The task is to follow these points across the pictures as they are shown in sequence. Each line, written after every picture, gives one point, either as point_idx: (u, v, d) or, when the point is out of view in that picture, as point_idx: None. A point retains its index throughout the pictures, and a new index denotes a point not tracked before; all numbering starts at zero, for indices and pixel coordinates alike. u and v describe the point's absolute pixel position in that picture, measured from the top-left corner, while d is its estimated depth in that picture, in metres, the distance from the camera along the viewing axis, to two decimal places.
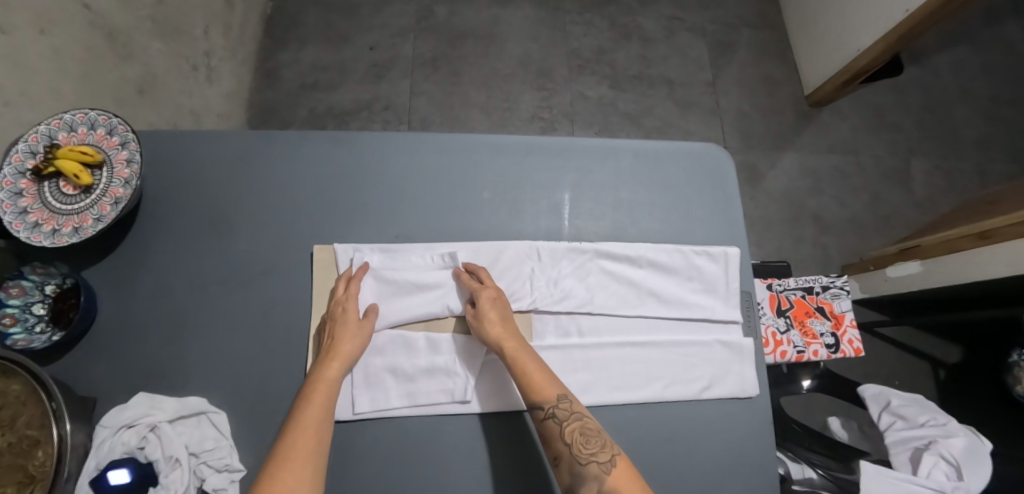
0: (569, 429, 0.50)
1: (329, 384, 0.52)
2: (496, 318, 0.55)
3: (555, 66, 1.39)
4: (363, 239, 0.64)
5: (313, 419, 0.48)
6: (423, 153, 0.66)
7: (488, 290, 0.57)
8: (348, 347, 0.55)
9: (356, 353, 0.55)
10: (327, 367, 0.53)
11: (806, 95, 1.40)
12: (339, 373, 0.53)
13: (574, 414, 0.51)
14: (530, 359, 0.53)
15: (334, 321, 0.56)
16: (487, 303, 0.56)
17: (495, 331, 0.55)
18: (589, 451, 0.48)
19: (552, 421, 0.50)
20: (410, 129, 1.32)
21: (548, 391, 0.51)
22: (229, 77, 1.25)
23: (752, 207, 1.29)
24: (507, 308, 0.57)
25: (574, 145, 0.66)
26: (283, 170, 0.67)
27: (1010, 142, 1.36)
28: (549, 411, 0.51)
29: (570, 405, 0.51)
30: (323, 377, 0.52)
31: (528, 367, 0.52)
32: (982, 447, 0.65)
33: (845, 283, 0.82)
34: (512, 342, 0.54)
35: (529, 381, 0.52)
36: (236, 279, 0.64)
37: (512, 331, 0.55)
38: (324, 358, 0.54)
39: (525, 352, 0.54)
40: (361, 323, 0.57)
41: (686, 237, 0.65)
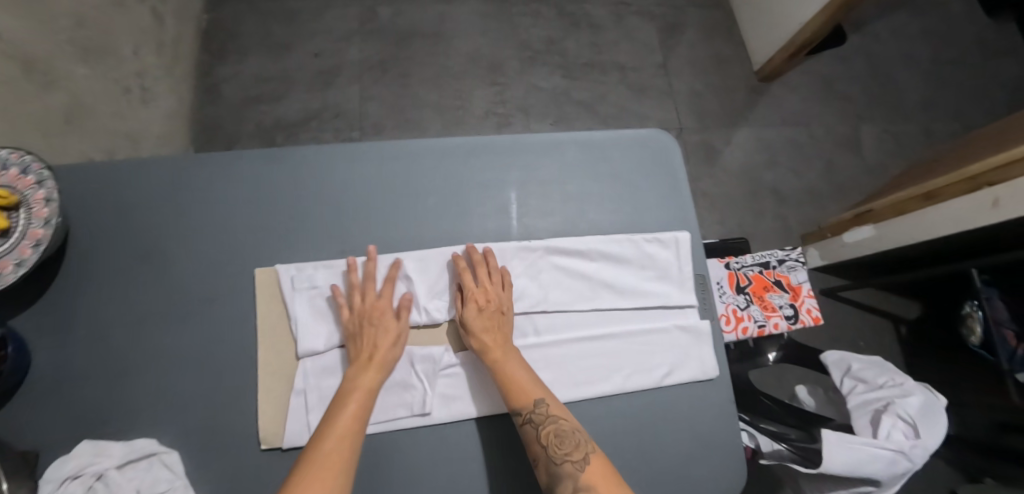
0: (545, 432, 0.50)
1: (366, 393, 0.52)
2: (482, 325, 0.55)
3: (506, 60, 1.38)
4: (306, 257, 0.61)
5: (348, 427, 0.49)
6: (364, 163, 0.64)
7: (481, 291, 0.57)
8: (384, 355, 0.55)
9: (392, 360, 0.55)
10: (363, 374, 0.53)
11: (755, 70, 1.42)
12: (377, 381, 0.54)
13: (551, 417, 0.51)
14: (513, 365, 0.53)
15: (373, 323, 0.56)
16: (471, 308, 0.56)
17: (480, 339, 0.54)
18: (563, 450, 0.49)
19: (529, 426, 0.51)
20: (363, 135, 1.29)
21: (526, 397, 0.52)
22: (167, 97, 1.20)
23: (712, 185, 1.31)
24: (499, 309, 0.57)
25: (517, 143, 0.65)
26: (216, 193, 0.64)
27: (951, 101, 1.41)
28: (526, 416, 0.51)
29: (546, 409, 0.51)
30: (360, 385, 0.53)
31: (511, 373, 0.53)
32: (936, 403, 0.67)
33: (799, 254, 0.84)
34: (496, 350, 0.54)
35: (509, 388, 0.52)
36: (177, 312, 0.61)
37: (503, 334, 0.55)
38: (359, 366, 0.54)
39: (510, 358, 0.54)
40: (396, 329, 0.56)
41: (636, 224, 0.65)
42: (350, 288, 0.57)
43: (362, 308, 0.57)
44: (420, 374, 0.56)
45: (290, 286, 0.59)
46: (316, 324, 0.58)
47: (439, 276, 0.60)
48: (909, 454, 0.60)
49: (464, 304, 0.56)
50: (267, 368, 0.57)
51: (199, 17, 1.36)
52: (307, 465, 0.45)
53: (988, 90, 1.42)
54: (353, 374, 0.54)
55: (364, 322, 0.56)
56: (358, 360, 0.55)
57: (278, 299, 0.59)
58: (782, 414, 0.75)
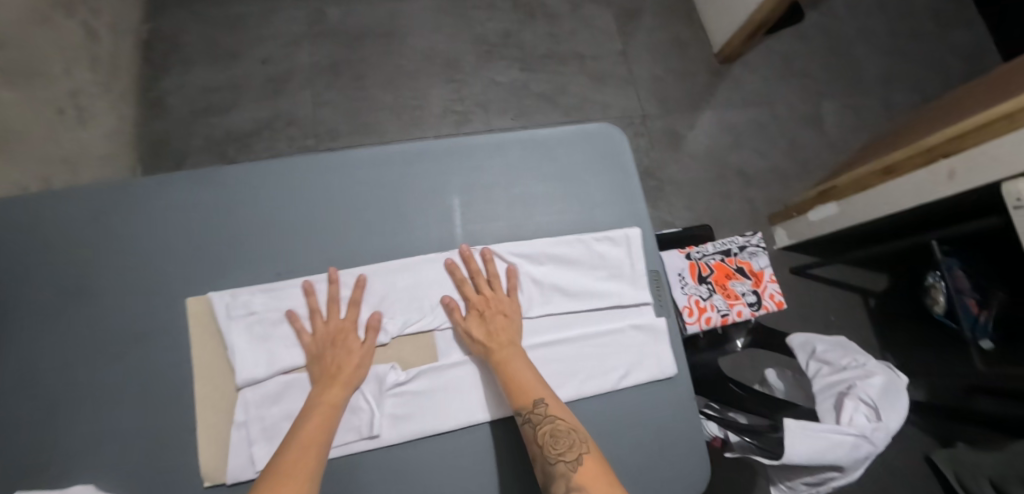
0: (542, 432, 0.48)
1: (331, 408, 0.50)
2: (485, 332, 0.55)
3: (462, 55, 1.34)
4: (242, 282, 0.58)
5: (309, 440, 0.47)
6: (298, 178, 0.61)
7: (482, 299, 0.57)
8: (349, 372, 0.53)
9: (359, 377, 0.54)
10: (328, 391, 0.52)
11: (715, 52, 1.41)
12: (342, 397, 0.52)
13: (549, 417, 0.49)
14: (515, 364, 0.52)
15: (335, 344, 0.54)
16: (471, 318, 0.56)
17: (483, 345, 0.54)
18: (557, 451, 0.47)
19: (527, 425, 0.49)
20: (319, 142, 1.24)
21: (526, 395, 0.50)
22: (107, 114, 1.13)
23: (678, 170, 1.30)
24: (502, 313, 0.57)
25: (459, 148, 0.63)
26: (144, 221, 0.60)
27: (909, 73, 1.42)
28: (525, 416, 0.49)
29: (544, 409, 0.49)
30: (325, 400, 0.51)
31: (514, 373, 0.52)
32: (898, 383, 0.66)
33: (760, 239, 0.82)
34: (501, 352, 0.54)
35: (510, 388, 0.51)
36: (108, 350, 0.57)
37: (507, 335, 0.55)
38: (324, 383, 0.52)
39: (513, 358, 0.53)
40: (361, 346, 0.55)
41: (585, 223, 0.64)
42: (311, 313, 0.56)
43: (325, 327, 0.55)
44: (368, 396, 0.54)
45: (225, 315, 0.55)
46: (253, 351, 0.55)
47: (385, 292, 0.58)
48: (871, 437, 0.59)
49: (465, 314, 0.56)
50: (206, 401, 0.54)
51: (138, 26, 1.28)
52: (268, 475, 0.43)
53: (944, 60, 1.43)
54: (317, 392, 0.52)
55: (328, 341, 0.54)
56: (323, 377, 0.53)
57: (214, 329, 0.56)
58: (746, 399, 0.75)
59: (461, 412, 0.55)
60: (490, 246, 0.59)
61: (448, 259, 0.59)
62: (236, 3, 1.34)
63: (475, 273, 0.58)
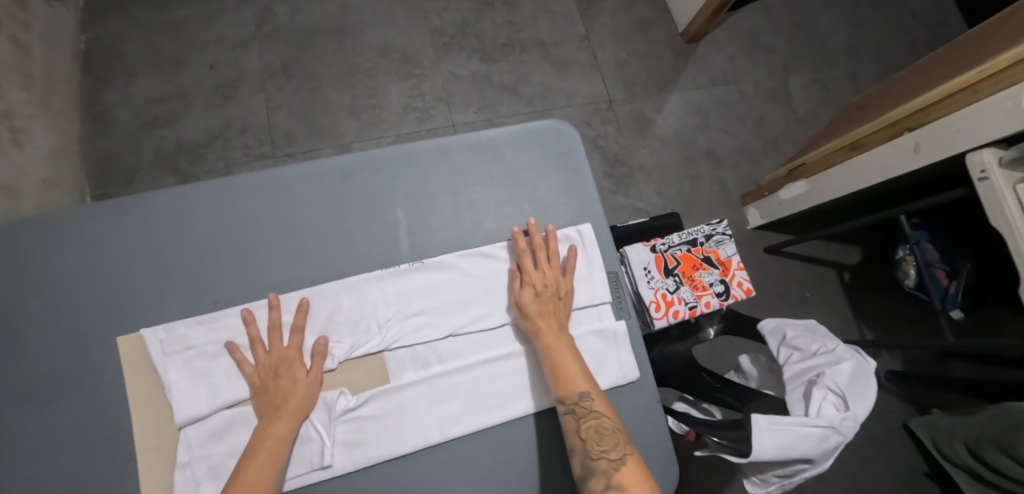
0: (585, 426, 0.49)
1: (276, 443, 0.48)
2: (538, 309, 0.55)
3: (419, 49, 1.29)
4: (177, 314, 0.55)
5: (251, 487, 0.44)
6: (230, 198, 0.57)
7: (539, 275, 0.57)
8: (297, 402, 0.50)
9: (306, 406, 0.51)
10: (274, 425, 0.49)
11: (680, 32, 1.37)
12: (289, 431, 0.49)
13: (593, 413, 0.49)
14: (561, 353, 0.53)
15: (279, 377, 0.51)
16: (528, 292, 0.56)
17: (535, 323, 0.55)
18: (601, 447, 0.47)
19: (569, 416, 0.50)
20: (276, 149, 1.19)
21: (571, 387, 0.51)
22: (46, 133, 1.04)
23: (647, 155, 1.27)
24: (556, 294, 0.57)
25: (400, 155, 0.60)
26: (65, 258, 0.55)
27: (873, 42, 1.40)
28: (570, 406, 0.50)
29: (589, 404, 0.50)
30: (271, 435, 0.48)
31: (562, 361, 0.53)
32: (868, 367, 0.64)
33: (727, 227, 0.80)
34: (550, 336, 0.54)
35: (557, 375, 0.52)
36: (35, 401, 0.52)
37: (557, 318, 0.56)
38: (270, 416, 0.49)
39: (560, 344, 0.54)
40: (307, 374, 0.52)
41: (536, 227, 0.62)
42: (251, 344, 0.52)
43: (270, 357, 0.52)
44: (318, 425, 0.51)
45: (160, 351, 0.52)
46: (193, 387, 0.52)
47: (334, 314, 0.55)
48: (841, 428, 0.57)
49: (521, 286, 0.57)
50: (146, 444, 0.51)
51: (75, 38, 1.20)
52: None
53: (907, 26, 1.42)
54: (263, 425, 0.49)
55: (271, 371, 0.51)
56: (268, 410, 0.50)
57: (149, 367, 0.53)
58: (719, 392, 0.73)
59: (418, 433, 0.53)
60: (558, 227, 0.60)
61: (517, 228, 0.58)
62: (178, 7, 1.26)
63: (530, 249, 0.58)
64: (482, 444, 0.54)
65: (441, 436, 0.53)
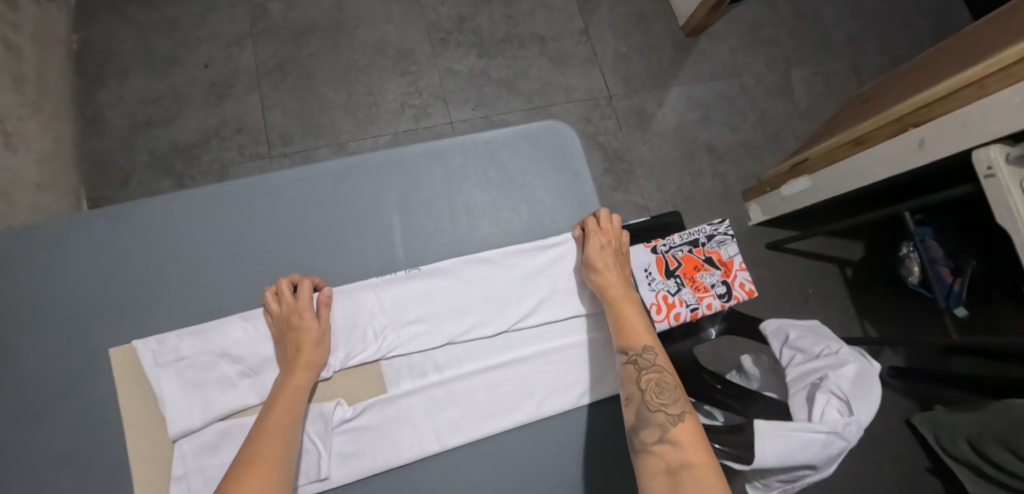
0: (646, 378, 0.49)
1: (295, 394, 0.48)
2: (604, 266, 0.57)
3: (416, 46, 1.27)
4: (169, 323, 0.54)
5: (270, 429, 0.44)
6: (221, 205, 0.56)
7: (603, 234, 0.59)
8: (310, 352, 0.50)
9: (320, 356, 0.51)
10: (292, 376, 0.49)
11: (680, 26, 1.35)
12: (305, 381, 0.50)
13: (655, 366, 0.50)
14: (626, 308, 0.54)
15: (292, 330, 0.51)
16: (596, 249, 0.58)
17: (602, 278, 0.56)
18: (659, 400, 0.47)
19: (631, 365, 0.50)
20: (272, 149, 1.18)
21: (635, 340, 0.52)
22: (41, 135, 1.02)
23: (647, 151, 1.26)
24: (621, 254, 0.59)
25: (395, 159, 0.59)
26: (54, 269, 0.54)
27: (877, 34, 1.38)
28: (631, 356, 0.51)
29: (651, 357, 0.50)
30: (288, 386, 0.49)
31: (625, 315, 0.54)
32: (872, 369, 0.63)
33: (728, 227, 0.78)
34: (615, 290, 0.56)
35: (622, 327, 0.53)
36: (26, 413, 0.51)
37: (620, 276, 0.57)
38: (286, 369, 0.50)
39: (625, 299, 0.55)
40: (318, 326, 0.52)
41: (534, 230, 0.62)
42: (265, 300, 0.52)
43: (281, 309, 0.52)
44: (314, 436, 0.50)
45: (153, 362, 0.51)
46: (185, 399, 0.51)
47: None
48: (844, 433, 0.56)
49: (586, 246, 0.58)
50: (140, 455, 0.51)
51: (67, 38, 1.18)
52: (237, 465, 0.40)
53: (910, 17, 1.40)
54: (282, 378, 0.49)
55: (284, 322, 0.51)
56: (285, 364, 0.50)
57: (142, 378, 0.52)
58: (721, 395, 0.72)
59: (415, 442, 0.52)
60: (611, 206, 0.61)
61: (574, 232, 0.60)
62: (171, 5, 1.24)
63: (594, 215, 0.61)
64: (480, 453, 0.53)
65: (439, 445, 0.52)
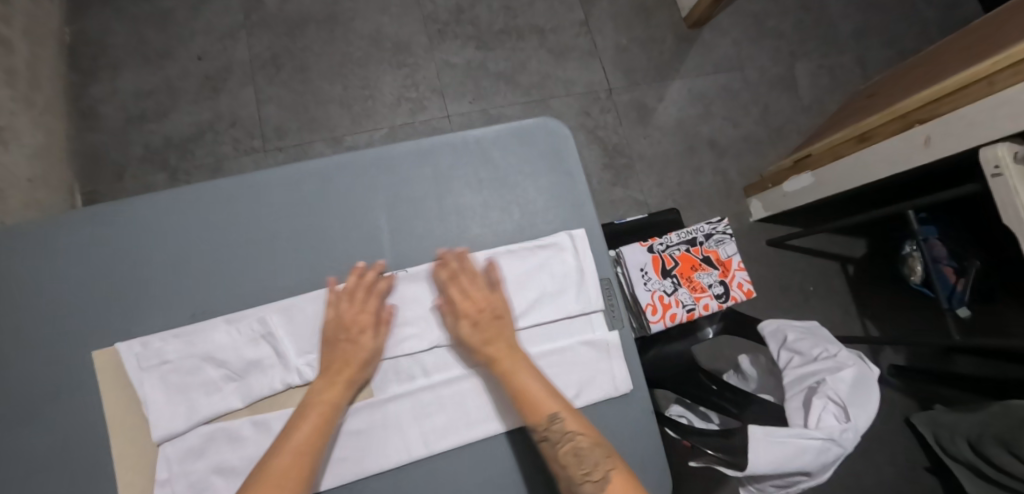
0: (564, 451, 0.48)
1: (329, 409, 0.49)
2: (483, 339, 0.53)
3: (412, 38, 1.25)
4: (153, 326, 0.53)
5: (297, 450, 0.45)
6: (205, 206, 0.55)
7: (471, 302, 0.54)
8: (356, 370, 0.51)
9: (363, 374, 0.52)
10: (331, 389, 0.50)
11: (683, 18, 1.32)
12: (342, 397, 0.50)
13: (568, 434, 0.49)
14: (523, 377, 0.51)
15: (345, 344, 0.51)
16: (465, 323, 0.53)
17: (485, 349, 0.53)
18: (583, 471, 0.47)
19: (546, 443, 0.49)
20: (267, 143, 1.16)
21: (541, 412, 0.49)
22: (33, 129, 1.00)
23: (647, 145, 1.24)
24: (495, 314, 0.54)
25: (383, 158, 0.58)
26: (37, 272, 0.54)
27: (885, 26, 1.35)
28: (542, 434, 0.49)
29: (562, 426, 0.49)
30: (323, 399, 0.49)
31: (524, 387, 0.50)
32: (869, 374, 0.62)
33: (727, 225, 0.77)
34: (504, 360, 0.52)
35: (523, 401, 0.50)
36: (11, 417, 0.51)
37: (503, 340, 0.53)
38: (326, 379, 0.50)
39: (521, 368, 0.52)
40: (375, 345, 0.52)
41: (526, 231, 0.60)
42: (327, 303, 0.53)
43: (342, 317, 0.52)
44: None
45: (136, 366, 0.51)
46: (170, 403, 0.51)
47: (310, 326, 0.54)
48: (840, 440, 0.55)
49: (457, 317, 0.54)
50: (124, 460, 0.51)
51: (59, 30, 1.16)
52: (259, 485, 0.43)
53: (919, 9, 1.36)
54: (320, 386, 0.50)
55: (341, 331, 0.52)
56: (327, 371, 0.51)
57: (126, 381, 0.52)
58: (718, 396, 0.72)
59: (402, 448, 0.52)
60: (466, 251, 0.56)
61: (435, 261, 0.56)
62: None
63: (451, 276, 0.55)
64: (468, 459, 0.53)
65: (426, 451, 0.52)
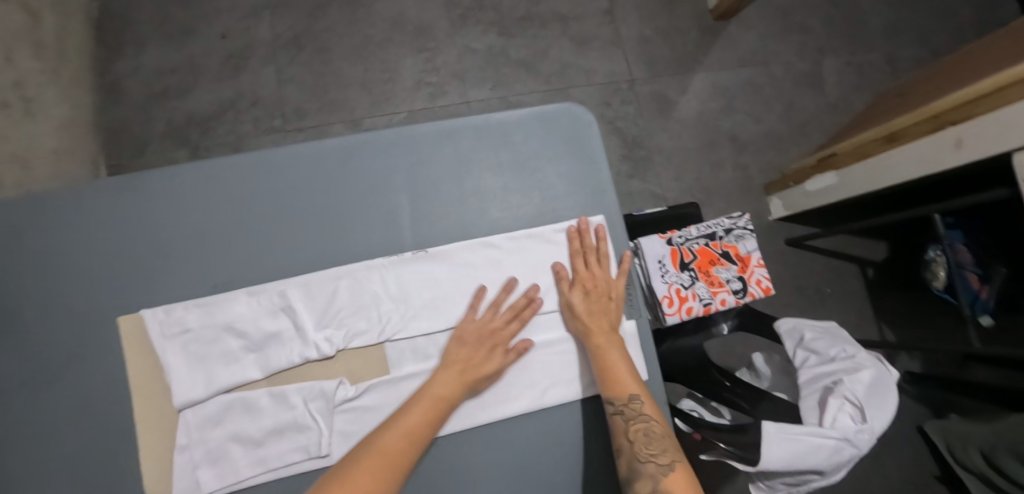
0: (634, 428, 0.50)
1: (442, 404, 0.50)
2: (589, 310, 0.56)
3: (434, 22, 1.24)
4: (176, 296, 0.54)
5: (408, 435, 0.47)
6: (229, 179, 0.56)
7: (589, 275, 0.57)
8: (477, 378, 0.52)
9: (481, 386, 0.53)
10: (449, 385, 0.51)
11: (709, 9, 1.29)
12: (457, 397, 0.51)
13: (643, 416, 0.50)
14: (614, 355, 0.53)
15: (475, 349, 0.53)
16: (577, 293, 0.56)
17: (585, 323, 0.55)
18: (649, 451, 0.48)
19: (619, 417, 0.50)
20: (287, 123, 1.17)
21: (623, 388, 0.51)
22: (59, 102, 1.01)
23: (668, 139, 1.22)
24: (607, 295, 0.57)
25: (405, 137, 0.58)
26: (64, 238, 0.55)
27: (918, 24, 1.31)
28: (618, 408, 0.51)
29: (638, 407, 0.50)
30: (441, 393, 0.50)
31: (613, 362, 0.53)
32: (889, 376, 0.61)
33: (748, 221, 0.75)
34: (601, 335, 0.54)
35: (608, 374, 0.52)
36: (37, 378, 0.52)
37: (608, 320, 0.56)
38: (449, 373, 0.52)
39: (614, 345, 0.54)
40: (503, 359, 0.54)
41: (546, 216, 0.60)
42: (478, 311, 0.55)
43: (483, 324, 0.54)
44: (316, 414, 0.52)
45: (159, 334, 0.52)
46: (190, 371, 0.52)
47: (327, 304, 0.54)
48: (854, 440, 0.55)
49: (571, 288, 0.57)
50: (145, 423, 0.52)
51: (88, 4, 1.17)
52: (365, 455, 0.45)
53: (955, 8, 1.32)
54: (440, 379, 0.51)
55: (480, 337, 0.54)
56: (451, 368, 0.52)
57: (149, 348, 0.53)
58: (730, 392, 0.71)
59: None
60: (604, 225, 0.59)
61: (570, 228, 0.59)
62: None
63: (579, 249, 0.58)
64: (481, 438, 0.54)
65: (440, 430, 0.53)
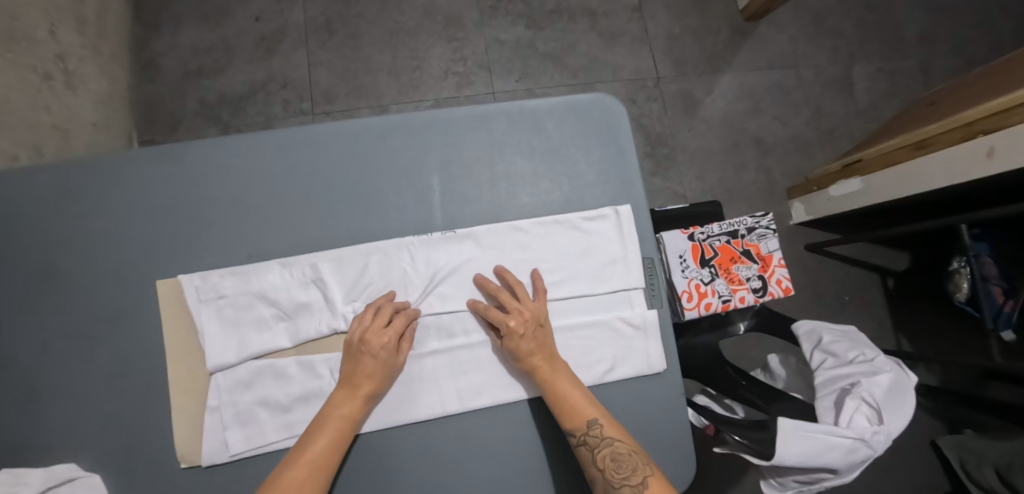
0: (601, 456, 0.49)
1: (346, 423, 0.49)
2: (529, 350, 0.53)
3: (464, 12, 1.25)
4: (211, 264, 0.56)
5: (314, 466, 0.46)
6: (267, 153, 0.57)
7: (518, 316, 0.54)
8: (371, 385, 0.51)
9: (381, 389, 0.52)
10: (348, 402, 0.50)
11: (740, 9, 1.28)
12: (359, 412, 0.51)
13: (606, 440, 0.49)
14: (563, 386, 0.52)
15: (361, 360, 0.51)
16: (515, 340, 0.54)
17: (530, 363, 0.53)
18: (621, 475, 0.48)
19: (585, 448, 0.50)
20: (315, 107, 1.19)
21: (580, 417, 0.50)
22: (98, 76, 1.05)
23: (691, 138, 1.22)
24: (536, 322, 0.55)
25: (439, 120, 0.59)
26: (107, 203, 0.57)
27: (954, 33, 1.28)
28: (581, 438, 0.50)
29: (599, 432, 0.50)
30: (343, 412, 0.50)
31: (563, 394, 0.51)
32: (907, 382, 0.61)
33: (772, 220, 0.75)
34: (546, 370, 0.53)
35: (562, 408, 0.51)
36: (77, 335, 0.55)
37: (545, 349, 0.54)
38: (346, 391, 0.51)
39: (563, 377, 0.52)
40: (393, 357, 0.52)
41: (574, 203, 0.61)
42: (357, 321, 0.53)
43: (370, 333, 0.52)
44: None
45: (195, 298, 0.54)
46: (224, 337, 0.54)
47: (355, 279, 0.56)
48: (870, 441, 0.55)
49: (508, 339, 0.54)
50: (179, 385, 0.54)
51: None
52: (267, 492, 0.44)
53: (993, 18, 1.29)
54: (340, 398, 0.50)
55: (357, 345, 0.52)
56: (346, 384, 0.51)
57: (186, 311, 0.55)
58: (747, 391, 0.71)
59: (437, 401, 0.54)
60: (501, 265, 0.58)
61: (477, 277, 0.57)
62: None
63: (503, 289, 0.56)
64: (501, 418, 0.55)
65: (461, 407, 0.54)
